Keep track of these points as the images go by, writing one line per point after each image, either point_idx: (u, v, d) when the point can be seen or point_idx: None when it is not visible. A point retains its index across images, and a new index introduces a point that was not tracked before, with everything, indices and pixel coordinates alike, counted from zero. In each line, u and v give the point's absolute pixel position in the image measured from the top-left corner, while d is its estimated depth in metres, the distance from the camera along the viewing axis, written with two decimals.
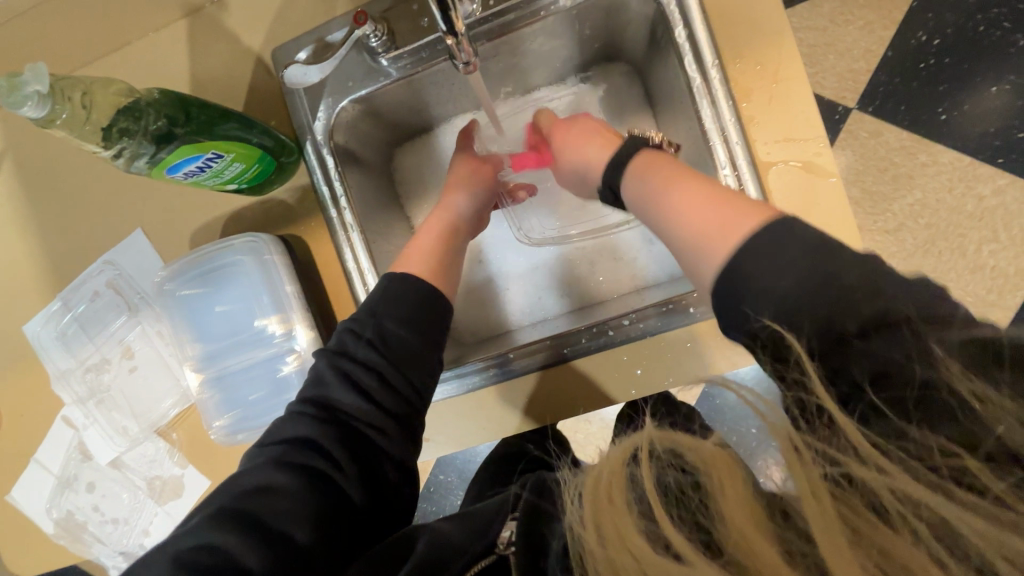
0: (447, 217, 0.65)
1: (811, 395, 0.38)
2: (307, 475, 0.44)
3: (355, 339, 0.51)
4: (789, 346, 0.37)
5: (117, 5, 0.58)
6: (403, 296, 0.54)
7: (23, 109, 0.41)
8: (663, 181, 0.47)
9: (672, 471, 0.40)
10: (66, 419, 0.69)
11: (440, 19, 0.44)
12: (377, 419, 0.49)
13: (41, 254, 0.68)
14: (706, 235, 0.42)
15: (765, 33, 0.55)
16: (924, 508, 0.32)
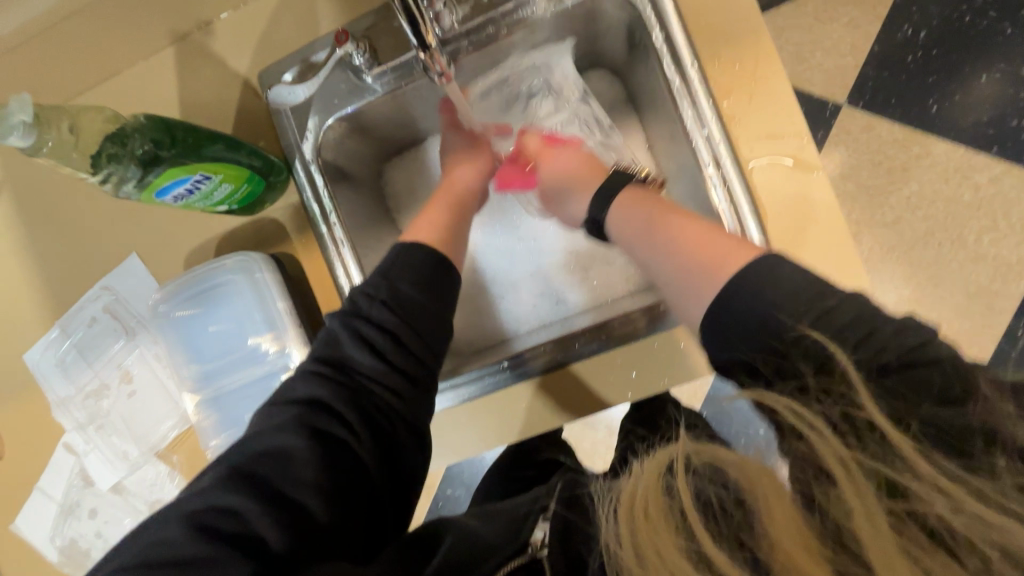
0: (457, 190, 0.65)
1: (857, 411, 0.37)
2: (319, 435, 0.43)
3: (370, 301, 0.50)
4: (834, 356, 0.39)
5: (106, 36, 0.59)
6: (421, 283, 0.53)
7: (11, 139, 0.42)
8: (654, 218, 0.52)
9: (712, 486, 0.39)
10: (68, 446, 0.69)
11: (411, 34, 0.46)
12: (391, 379, 0.48)
13: (39, 284, 0.69)
14: (694, 269, 0.47)
15: (742, 34, 0.56)
16: (997, 532, 0.32)
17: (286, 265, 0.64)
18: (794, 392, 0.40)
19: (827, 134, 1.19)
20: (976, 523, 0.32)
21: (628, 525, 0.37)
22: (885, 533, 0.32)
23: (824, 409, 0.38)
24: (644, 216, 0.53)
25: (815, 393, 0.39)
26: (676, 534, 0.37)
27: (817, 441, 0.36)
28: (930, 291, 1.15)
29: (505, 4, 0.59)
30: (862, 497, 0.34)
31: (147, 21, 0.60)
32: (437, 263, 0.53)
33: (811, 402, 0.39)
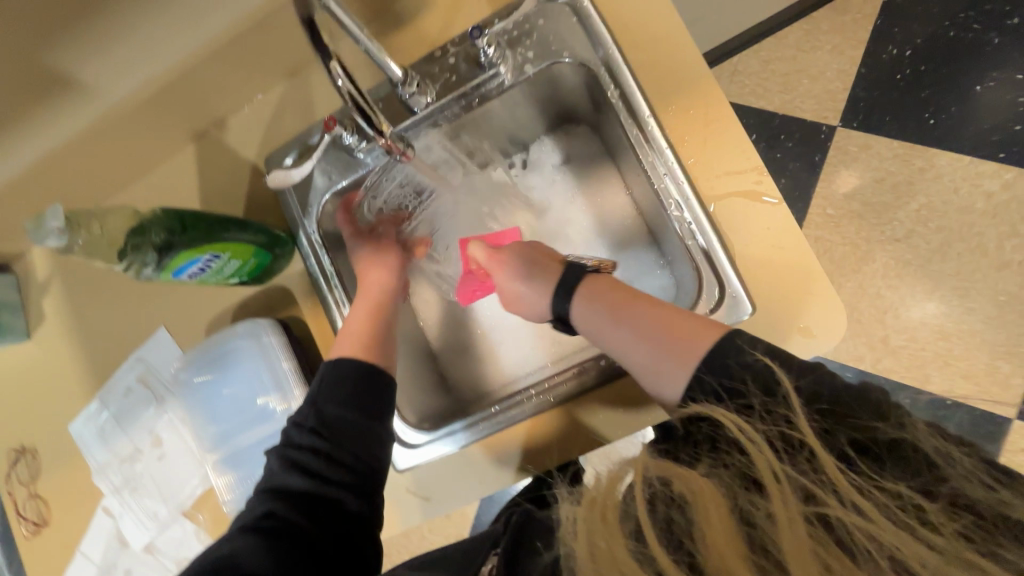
0: (376, 294, 0.68)
1: (794, 432, 0.44)
2: (259, 540, 0.49)
3: (300, 430, 0.56)
4: (779, 381, 0.47)
5: (137, 141, 0.69)
6: (352, 396, 0.58)
7: (49, 240, 0.50)
8: (614, 311, 0.57)
9: (664, 503, 0.42)
10: (106, 509, 0.75)
11: (367, 127, 0.55)
12: (331, 484, 0.54)
13: (84, 360, 0.77)
14: (663, 361, 0.53)
15: (691, 83, 0.60)
16: (889, 545, 0.37)
17: (294, 327, 0.69)
18: (740, 408, 0.47)
19: (826, 156, 1.19)
20: (878, 530, 0.38)
21: (585, 527, 0.41)
22: (803, 536, 0.37)
23: (767, 427, 0.45)
24: (610, 300, 0.58)
25: (759, 411, 0.46)
26: (626, 537, 0.41)
27: (755, 453, 0.43)
28: (955, 303, 1.11)
29: (474, 79, 0.65)
30: (784, 498, 0.39)
31: (170, 125, 0.69)
32: (361, 369, 0.59)
33: (755, 420, 0.46)
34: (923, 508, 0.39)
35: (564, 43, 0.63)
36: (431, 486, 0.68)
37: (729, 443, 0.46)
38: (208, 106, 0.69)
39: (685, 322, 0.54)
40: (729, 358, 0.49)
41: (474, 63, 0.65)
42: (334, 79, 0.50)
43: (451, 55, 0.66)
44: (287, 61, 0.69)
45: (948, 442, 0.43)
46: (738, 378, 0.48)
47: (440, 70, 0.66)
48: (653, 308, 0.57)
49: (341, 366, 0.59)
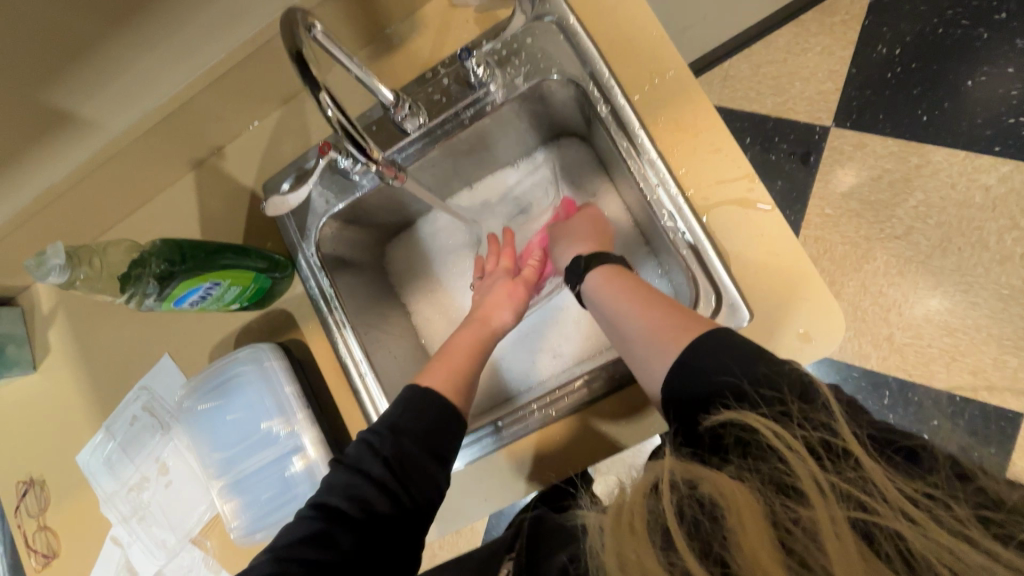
0: (485, 331, 0.68)
1: (836, 438, 0.44)
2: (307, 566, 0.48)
3: (372, 455, 0.54)
4: (817, 389, 0.46)
5: (138, 172, 0.70)
6: (427, 431, 0.57)
7: (49, 277, 0.51)
8: (633, 288, 0.61)
9: (690, 502, 0.43)
10: (115, 539, 0.75)
11: (357, 151, 0.55)
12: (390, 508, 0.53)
13: (90, 389, 0.78)
14: (662, 334, 0.56)
15: (679, 93, 0.61)
16: (951, 552, 0.36)
17: (296, 350, 0.70)
18: (779, 415, 0.46)
19: (820, 157, 1.19)
20: (932, 537, 0.37)
21: (615, 536, 0.42)
22: (850, 546, 0.37)
23: (805, 433, 0.45)
24: (626, 289, 0.62)
25: (797, 418, 0.46)
26: (654, 545, 0.42)
27: (795, 461, 0.42)
28: (959, 298, 1.10)
29: (465, 99, 0.66)
30: (828, 506, 0.39)
31: (170, 155, 0.71)
32: (444, 412, 0.58)
33: (792, 425, 0.45)
34: (956, 507, 0.39)
35: (552, 60, 0.64)
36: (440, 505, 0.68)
37: (760, 447, 0.45)
38: (206, 135, 0.70)
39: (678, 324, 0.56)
40: (762, 363, 0.49)
41: (465, 83, 0.66)
42: (324, 110, 0.49)
43: (442, 75, 0.67)
44: (282, 88, 0.70)
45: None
46: (774, 395, 0.47)
47: (432, 91, 0.67)
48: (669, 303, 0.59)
49: (411, 396, 0.59)
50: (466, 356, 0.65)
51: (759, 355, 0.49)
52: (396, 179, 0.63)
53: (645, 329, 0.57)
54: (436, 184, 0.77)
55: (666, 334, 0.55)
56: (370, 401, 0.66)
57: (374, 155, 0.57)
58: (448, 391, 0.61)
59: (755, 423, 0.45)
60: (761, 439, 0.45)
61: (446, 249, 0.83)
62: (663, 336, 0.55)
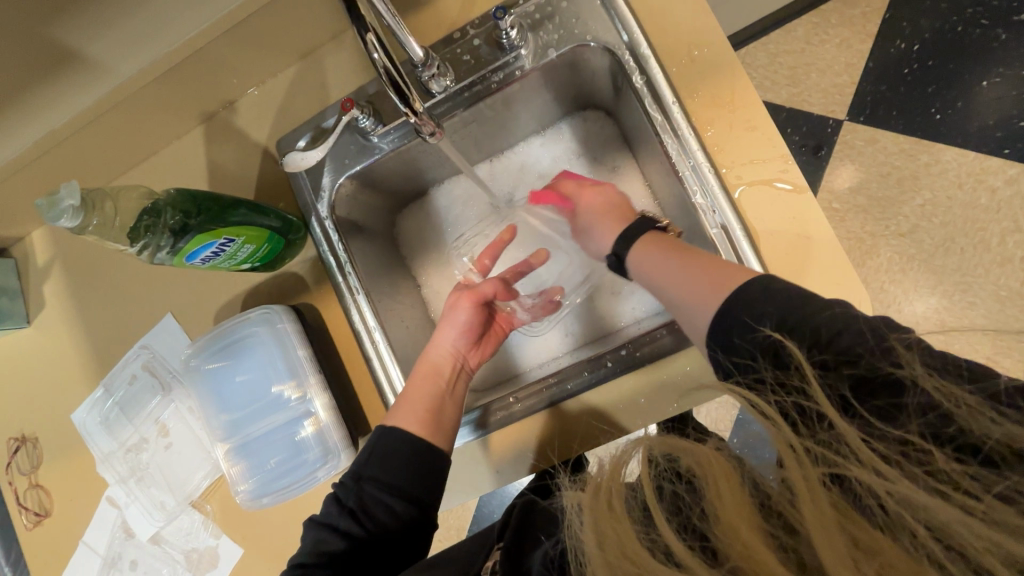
0: (438, 360, 0.65)
1: (808, 400, 0.44)
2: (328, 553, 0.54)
3: (339, 507, 0.56)
4: (790, 352, 0.45)
5: (144, 122, 0.67)
6: (390, 454, 0.57)
7: (60, 221, 0.48)
8: (667, 254, 0.57)
9: (668, 479, 0.44)
10: (111, 499, 0.73)
11: (401, 103, 0.53)
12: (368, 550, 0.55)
13: (86, 346, 0.75)
14: (713, 282, 0.52)
15: (717, 66, 0.59)
16: (920, 509, 0.35)
17: (306, 315, 0.68)
18: (753, 383, 0.47)
19: (832, 151, 1.17)
20: (905, 492, 0.35)
21: (591, 515, 0.41)
22: (823, 506, 0.35)
23: (779, 399, 0.45)
24: (665, 251, 0.57)
25: (771, 384, 0.46)
26: (636, 521, 0.41)
27: (772, 428, 0.41)
28: (957, 299, 1.09)
29: (494, 62, 0.64)
30: (803, 467, 0.38)
31: (179, 106, 0.68)
32: (411, 446, 0.57)
33: (768, 393, 0.46)
34: (933, 458, 0.37)
35: (587, 27, 0.62)
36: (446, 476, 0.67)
37: None
38: (218, 87, 0.67)
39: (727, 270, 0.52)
40: (732, 335, 0.48)
41: (495, 45, 0.64)
42: (370, 52, 0.48)
43: (471, 36, 0.64)
44: (300, 42, 0.67)
45: (948, 381, 0.39)
46: (750, 356, 0.47)
47: (460, 52, 0.64)
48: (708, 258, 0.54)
49: (381, 443, 0.58)
50: (421, 385, 0.62)
51: (743, 321, 0.47)
52: (431, 136, 0.61)
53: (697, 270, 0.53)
54: (458, 151, 0.74)
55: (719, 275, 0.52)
56: (381, 367, 0.65)
57: (415, 106, 0.55)
58: (417, 427, 0.58)
59: (731, 393, 0.46)
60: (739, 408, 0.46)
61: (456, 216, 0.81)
62: (716, 280, 0.52)
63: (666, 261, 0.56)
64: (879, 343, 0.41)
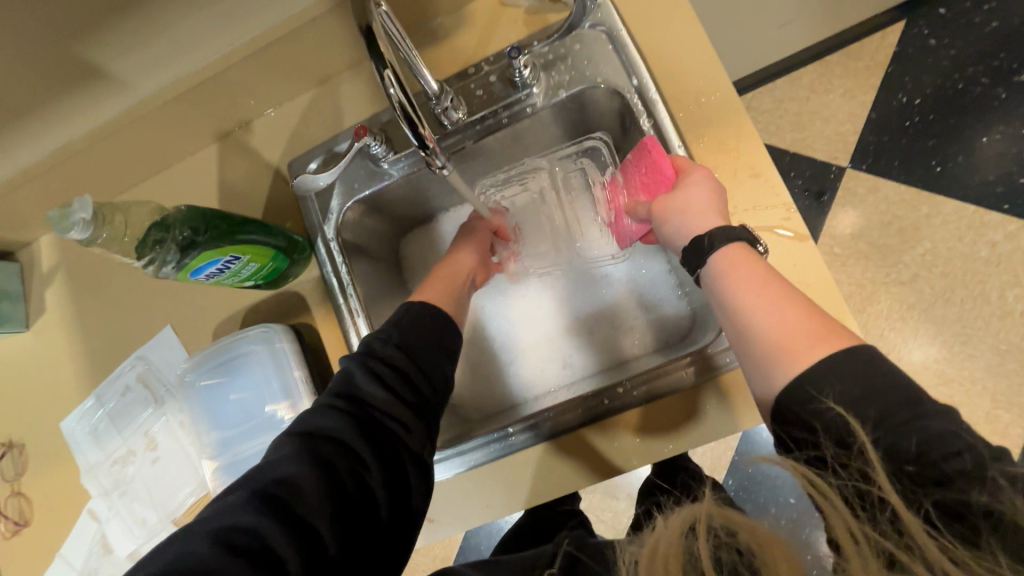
0: (455, 264, 0.71)
1: (872, 487, 0.38)
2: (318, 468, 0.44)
3: (381, 346, 0.55)
4: (855, 433, 0.38)
5: (161, 137, 0.69)
6: (424, 317, 0.59)
7: (70, 233, 0.49)
8: (757, 283, 0.47)
9: (727, 550, 0.42)
10: (92, 513, 0.72)
11: (412, 136, 0.54)
12: (399, 414, 0.51)
13: (82, 354, 0.75)
14: (791, 337, 0.43)
15: (725, 114, 0.61)
16: None
17: (305, 335, 0.68)
18: (810, 459, 0.41)
19: (834, 196, 1.18)
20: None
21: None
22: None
23: (841, 483, 0.39)
24: (760, 282, 0.47)
25: (832, 464, 0.40)
26: None
27: (827, 507, 0.39)
28: (957, 349, 1.09)
29: (506, 99, 0.65)
30: (863, 560, 0.36)
31: (196, 123, 0.69)
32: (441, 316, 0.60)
33: (827, 473, 0.40)
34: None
35: (598, 69, 0.64)
36: (434, 508, 0.66)
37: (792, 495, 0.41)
38: (235, 107, 0.69)
39: (814, 330, 0.43)
40: (795, 405, 0.41)
41: (508, 82, 0.66)
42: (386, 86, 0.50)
43: (486, 72, 0.66)
44: (318, 68, 0.69)
45: None
46: (806, 428, 0.41)
47: (473, 87, 0.66)
48: (789, 300, 0.46)
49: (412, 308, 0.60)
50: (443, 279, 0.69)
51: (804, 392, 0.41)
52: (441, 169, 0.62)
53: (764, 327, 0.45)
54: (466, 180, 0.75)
55: (796, 346, 0.43)
56: None
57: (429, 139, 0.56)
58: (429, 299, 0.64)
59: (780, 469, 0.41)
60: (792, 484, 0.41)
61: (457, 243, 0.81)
62: (793, 340, 0.43)
63: (758, 291, 0.47)
64: (976, 468, 0.35)
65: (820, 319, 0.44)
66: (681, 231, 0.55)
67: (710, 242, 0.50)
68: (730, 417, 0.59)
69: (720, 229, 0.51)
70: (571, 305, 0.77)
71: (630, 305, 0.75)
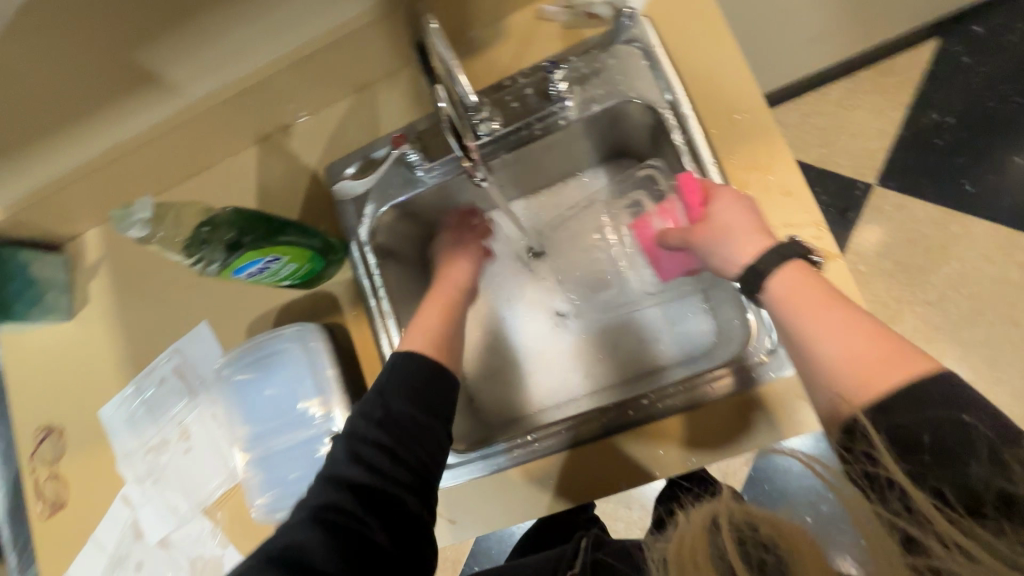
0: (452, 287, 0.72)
1: (878, 470, 0.42)
2: (322, 534, 0.47)
3: (366, 422, 0.55)
4: (859, 419, 0.43)
5: (206, 139, 0.72)
6: (413, 372, 0.58)
7: (130, 231, 0.53)
8: (817, 304, 0.47)
9: (755, 548, 0.43)
10: (125, 498, 0.74)
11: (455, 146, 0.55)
12: (397, 488, 0.52)
13: (122, 344, 0.78)
14: (865, 363, 0.44)
15: (757, 131, 0.61)
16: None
17: (336, 334, 0.70)
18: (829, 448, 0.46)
19: (860, 213, 1.17)
20: (982, 565, 0.39)
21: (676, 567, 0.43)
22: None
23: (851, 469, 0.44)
24: (820, 302, 0.48)
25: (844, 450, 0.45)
26: None
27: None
28: (983, 372, 1.07)
29: (541, 111, 0.67)
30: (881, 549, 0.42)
31: (239, 127, 0.72)
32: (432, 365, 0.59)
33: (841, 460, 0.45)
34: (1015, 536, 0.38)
35: (632, 85, 0.65)
36: (457, 508, 0.67)
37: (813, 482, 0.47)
38: (277, 112, 0.71)
39: (888, 354, 0.43)
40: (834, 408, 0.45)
41: (544, 95, 0.67)
42: (437, 103, 0.52)
43: (522, 84, 0.68)
44: (358, 77, 0.71)
45: None
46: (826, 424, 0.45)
47: (509, 98, 0.68)
48: (854, 319, 0.46)
49: (401, 361, 0.59)
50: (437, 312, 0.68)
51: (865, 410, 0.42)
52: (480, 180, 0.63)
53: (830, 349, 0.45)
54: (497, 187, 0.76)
55: (873, 375, 0.43)
56: None
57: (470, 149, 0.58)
58: (430, 350, 0.63)
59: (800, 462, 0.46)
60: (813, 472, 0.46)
61: (488, 250, 0.82)
62: (871, 367, 0.43)
63: (819, 313, 0.47)
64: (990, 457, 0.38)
65: (890, 344, 0.44)
66: (728, 254, 0.54)
67: (761, 268, 0.51)
68: (753, 431, 0.59)
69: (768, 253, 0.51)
70: (596, 315, 0.78)
71: (655, 318, 0.75)
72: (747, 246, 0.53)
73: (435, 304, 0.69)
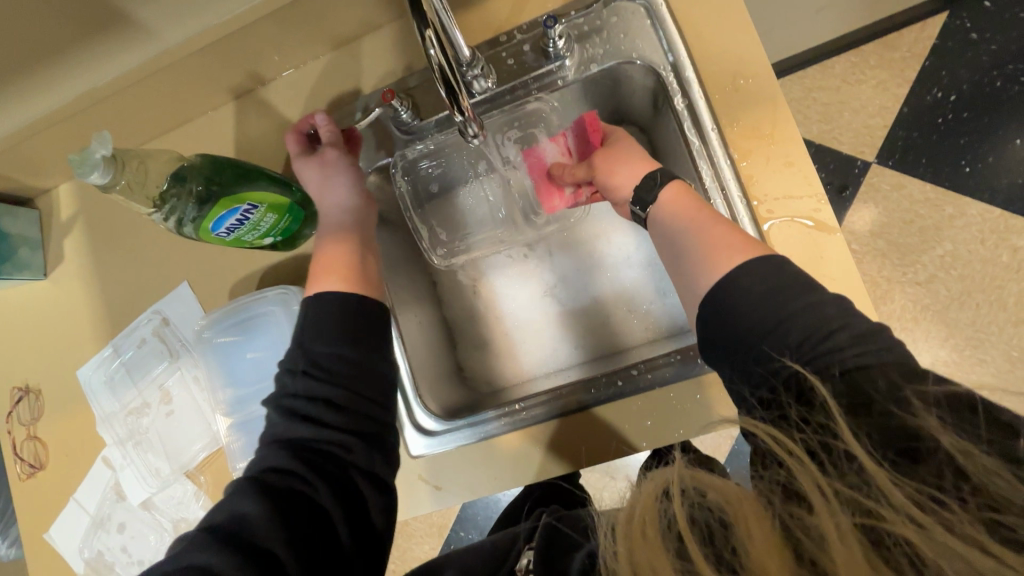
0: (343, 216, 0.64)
1: (836, 442, 0.40)
2: (271, 499, 0.47)
3: (292, 376, 0.54)
4: (816, 390, 0.42)
5: (184, 90, 0.68)
6: (328, 316, 0.56)
7: (91, 175, 0.49)
8: (695, 214, 0.54)
9: (701, 510, 0.40)
10: (106, 460, 0.73)
11: (448, 101, 0.53)
12: (342, 451, 0.51)
13: (99, 305, 0.75)
14: (718, 249, 0.50)
15: (759, 98, 0.59)
16: (962, 559, 0.32)
17: None
18: (777, 420, 0.44)
19: (856, 192, 1.16)
20: (941, 539, 0.33)
21: (626, 542, 0.39)
22: (855, 551, 0.33)
23: (805, 436, 0.42)
24: (696, 206, 0.54)
25: (795, 421, 0.43)
26: (669, 550, 0.38)
27: (796, 466, 0.39)
28: (967, 354, 1.08)
29: (537, 70, 0.64)
30: (833, 514, 0.35)
31: (218, 77, 0.68)
32: (343, 305, 0.56)
33: (792, 430, 0.43)
34: (949, 507, 0.35)
35: (634, 45, 0.63)
36: (444, 476, 0.66)
37: (768, 455, 0.43)
38: (259, 63, 0.67)
39: (736, 244, 0.50)
40: (756, 362, 0.45)
41: (541, 53, 0.64)
42: (426, 48, 0.48)
43: (519, 40, 0.65)
44: (345, 28, 0.67)
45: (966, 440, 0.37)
46: (769, 395, 0.44)
47: (504, 55, 0.65)
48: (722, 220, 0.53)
49: (320, 305, 0.56)
50: (334, 248, 0.62)
51: (763, 353, 0.45)
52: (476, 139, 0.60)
53: (701, 247, 0.52)
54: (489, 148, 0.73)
55: (720, 257, 0.50)
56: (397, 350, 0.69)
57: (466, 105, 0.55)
58: (343, 285, 0.59)
59: (751, 427, 0.43)
60: (764, 444, 0.43)
61: (460, 196, 0.77)
62: (721, 253, 0.50)
63: (693, 215, 0.54)
64: (890, 389, 0.40)
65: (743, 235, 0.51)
66: (619, 183, 0.62)
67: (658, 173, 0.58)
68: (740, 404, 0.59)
69: (662, 171, 0.58)
70: (587, 286, 0.76)
71: (647, 290, 0.74)
72: (634, 175, 0.61)
73: (343, 240, 0.63)
